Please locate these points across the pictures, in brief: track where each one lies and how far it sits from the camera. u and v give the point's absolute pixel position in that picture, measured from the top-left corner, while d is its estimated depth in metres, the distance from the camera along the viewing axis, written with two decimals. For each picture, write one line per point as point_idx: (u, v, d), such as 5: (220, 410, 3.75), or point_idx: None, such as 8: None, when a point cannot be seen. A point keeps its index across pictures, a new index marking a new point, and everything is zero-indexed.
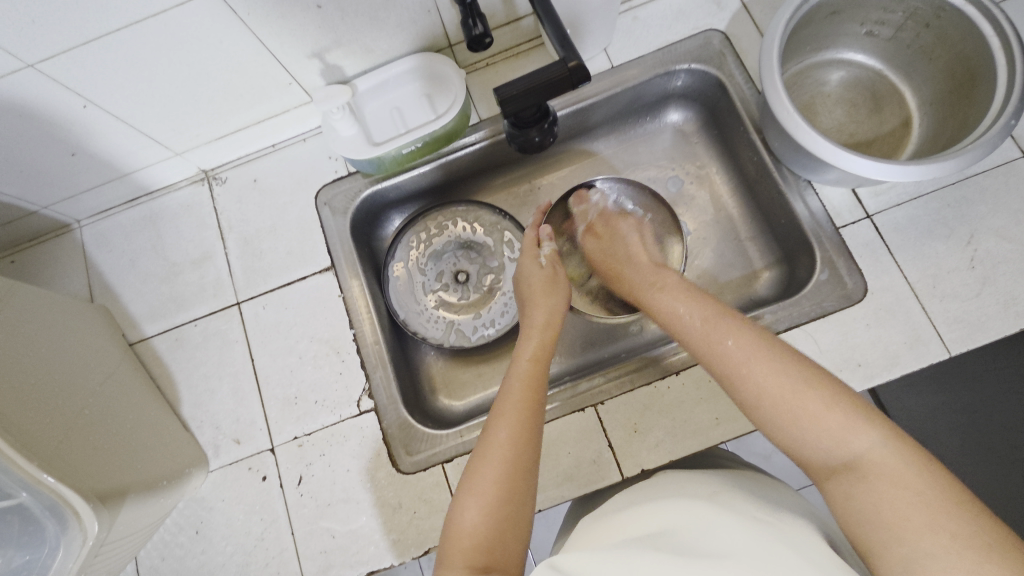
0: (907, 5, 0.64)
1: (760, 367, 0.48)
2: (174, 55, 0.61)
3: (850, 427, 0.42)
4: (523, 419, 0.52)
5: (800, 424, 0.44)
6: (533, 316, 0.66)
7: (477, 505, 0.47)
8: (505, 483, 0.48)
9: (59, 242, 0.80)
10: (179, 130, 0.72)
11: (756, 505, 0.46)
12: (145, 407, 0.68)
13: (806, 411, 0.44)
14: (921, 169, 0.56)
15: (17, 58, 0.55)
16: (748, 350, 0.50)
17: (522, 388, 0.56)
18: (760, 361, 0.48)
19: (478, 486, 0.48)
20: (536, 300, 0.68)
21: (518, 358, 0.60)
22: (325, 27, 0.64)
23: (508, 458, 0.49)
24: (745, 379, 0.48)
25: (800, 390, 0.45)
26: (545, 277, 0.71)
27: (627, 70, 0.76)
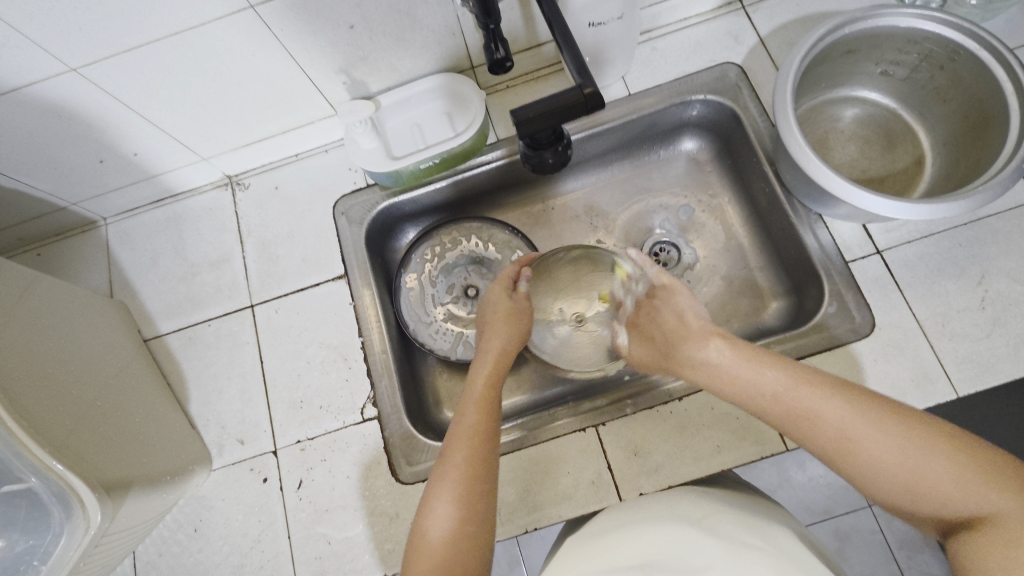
0: (922, 47, 0.65)
1: (827, 412, 0.47)
2: (209, 67, 0.64)
3: (932, 458, 0.42)
4: (479, 442, 0.53)
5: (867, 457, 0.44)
6: (488, 341, 0.66)
7: (445, 517, 0.48)
8: (465, 495, 0.49)
9: (84, 238, 0.83)
10: (207, 136, 0.75)
11: (752, 532, 0.45)
12: (155, 403, 0.69)
13: (888, 457, 0.43)
14: (931, 208, 0.56)
15: (62, 62, 0.58)
16: (821, 403, 0.47)
17: (478, 413, 0.56)
18: (839, 410, 0.46)
19: (442, 497, 0.49)
20: (497, 331, 0.67)
21: (474, 379, 0.61)
22: (353, 45, 0.67)
23: (467, 473, 0.50)
24: (832, 448, 0.46)
25: (881, 435, 0.44)
26: (510, 306, 0.69)
27: (643, 98, 0.78)
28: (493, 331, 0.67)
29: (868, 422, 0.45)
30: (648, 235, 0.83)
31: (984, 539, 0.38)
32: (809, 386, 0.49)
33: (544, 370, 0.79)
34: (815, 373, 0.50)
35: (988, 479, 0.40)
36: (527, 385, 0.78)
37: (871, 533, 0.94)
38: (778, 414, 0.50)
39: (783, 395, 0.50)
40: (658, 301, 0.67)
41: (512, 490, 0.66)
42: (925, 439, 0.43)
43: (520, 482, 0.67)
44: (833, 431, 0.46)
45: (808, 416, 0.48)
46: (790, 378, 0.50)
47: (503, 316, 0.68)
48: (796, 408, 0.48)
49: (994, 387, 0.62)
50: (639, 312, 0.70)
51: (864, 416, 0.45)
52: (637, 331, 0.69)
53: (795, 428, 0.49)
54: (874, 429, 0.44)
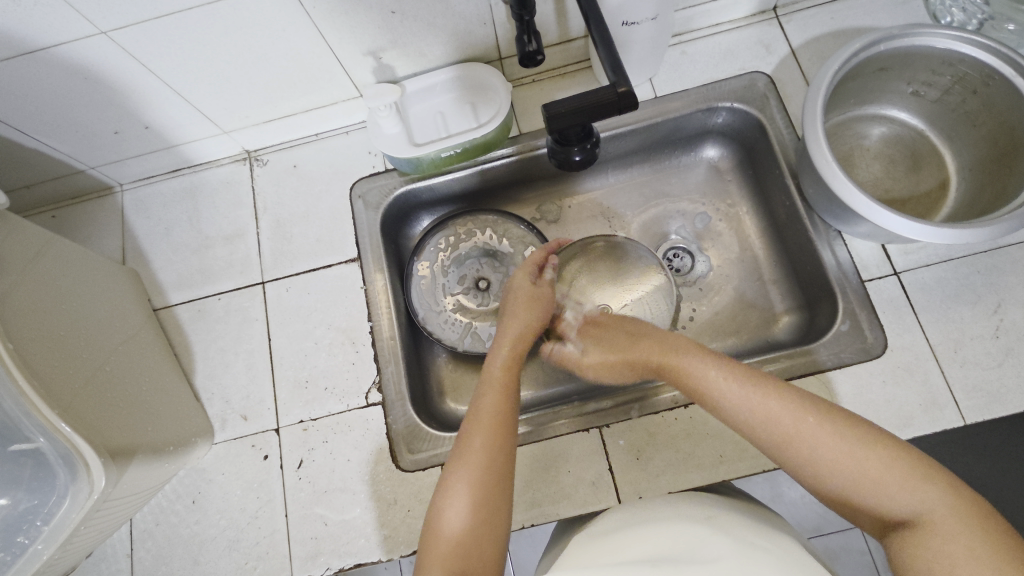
0: (956, 69, 0.65)
1: (775, 411, 0.49)
2: (239, 40, 0.64)
3: (860, 455, 0.44)
4: (499, 427, 0.53)
5: (805, 452, 0.46)
6: (506, 328, 0.66)
7: (460, 507, 0.48)
8: (487, 480, 0.49)
9: (99, 203, 0.83)
10: (231, 109, 0.75)
11: (761, 535, 0.45)
12: (161, 372, 0.69)
13: (834, 459, 0.45)
14: (955, 233, 0.56)
15: (93, 24, 0.57)
16: (777, 412, 0.48)
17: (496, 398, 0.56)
18: (798, 420, 0.47)
19: (457, 487, 0.49)
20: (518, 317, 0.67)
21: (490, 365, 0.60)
22: (383, 27, 0.66)
23: (486, 457, 0.50)
24: (790, 453, 0.47)
25: (818, 436, 0.46)
26: (531, 292, 0.69)
27: (669, 102, 0.77)
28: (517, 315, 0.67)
29: (822, 432, 0.46)
30: (663, 240, 0.83)
31: (910, 538, 0.41)
32: (770, 392, 0.50)
33: (550, 368, 0.79)
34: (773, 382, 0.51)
35: (919, 480, 0.42)
36: (531, 381, 0.78)
37: (861, 553, 0.94)
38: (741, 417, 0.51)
39: (747, 400, 0.50)
40: (622, 316, 0.71)
41: (512, 485, 0.66)
42: (858, 437, 0.45)
43: (520, 477, 0.67)
44: (792, 437, 0.47)
45: (772, 420, 0.48)
46: (750, 385, 0.51)
47: (529, 298, 0.69)
48: (753, 411, 0.50)
49: (1002, 417, 0.62)
50: (598, 321, 0.72)
51: (822, 426, 0.46)
52: (595, 337, 0.70)
53: (755, 432, 0.50)
54: (812, 427, 0.46)
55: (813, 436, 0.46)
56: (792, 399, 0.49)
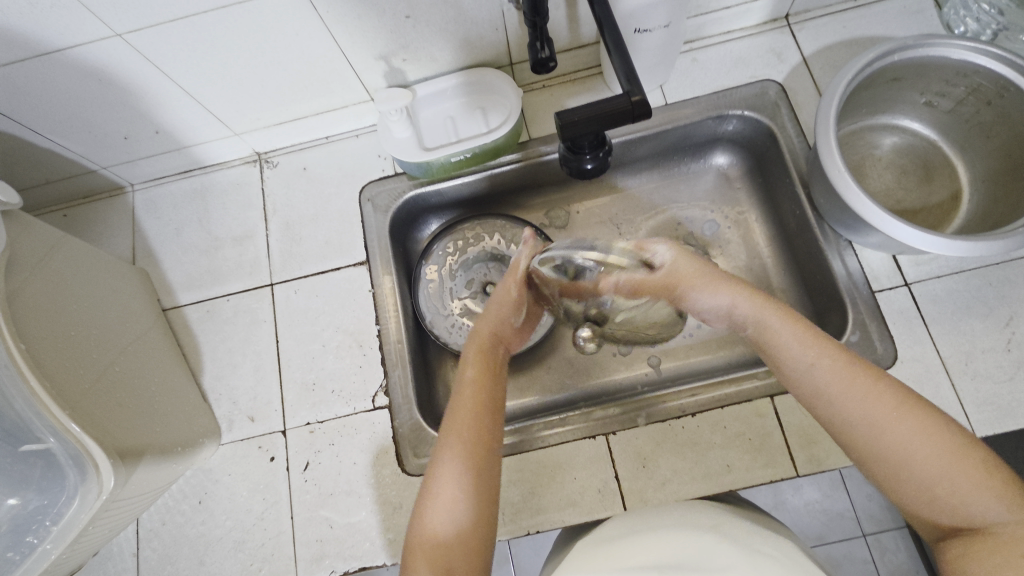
0: (971, 80, 0.64)
1: (856, 388, 0.44)
2: (253, 44, 0.64)
3: (941, 454, 0.40)
4: (479, 424, 0.51)
5: (883, 434, 0.42)
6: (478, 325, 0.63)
7: (447, 506, 0.46)
8: (471, 476, 0.48)
9: (110, 202, 0.83)
10: (242, 112, 0.75)
11: (769, 542, 0.45)
12: (170, 373, 0.70)
13: (917, 449, 0.41)
14: (968, 245, 0.56)
15: (108, 27, 0.58)
16: (840, 381, 0.45)
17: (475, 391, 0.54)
18: (862, 390, 0.44)
19: (441, 485, 0.47)
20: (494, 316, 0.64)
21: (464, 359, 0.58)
22: (396, 32, 0.66)
23: (469, 452, 0.49)
24: (847, 422, 0.44)
25: (896, 422, 0.42)
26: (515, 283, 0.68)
27: (680, 108, 0.77)
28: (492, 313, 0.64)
29: (884, 408, 0.43)
30: None
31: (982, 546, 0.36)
32: (830, 356, 0.46)
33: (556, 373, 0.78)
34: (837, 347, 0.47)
35: (995, 484, 0.38)
36: (538, 387, 0.78)
37: (866, 564, 0.93)
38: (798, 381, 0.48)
39: (807, 360, 0.47)
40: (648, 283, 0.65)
41: (517, 490, 0.66)
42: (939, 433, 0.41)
43: (525, 483, 0.67)
44: (853, 409, 0.44)
45: (829, 386, 0.45)
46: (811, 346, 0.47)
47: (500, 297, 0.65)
48: (829, 379, 0.45)
49: (1013, 431, 0.62)
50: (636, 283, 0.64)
51: (885, 401, 0.43)
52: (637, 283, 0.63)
53: (815, 398, 0.46)
54: (894, 412, 0.42)
55: (895, 421, 0.42)
56: (854, 367, 0.45)
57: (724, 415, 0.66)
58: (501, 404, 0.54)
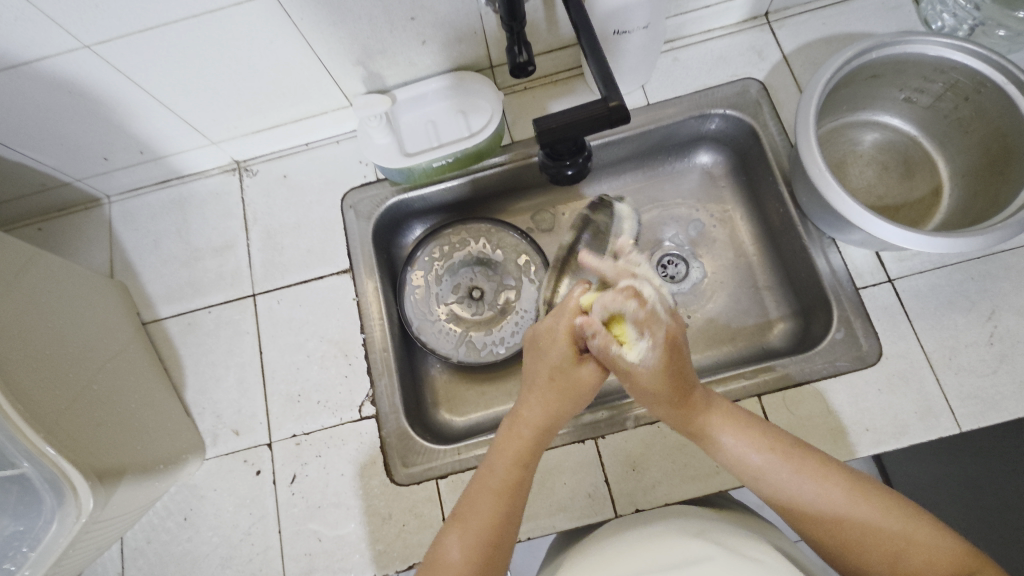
0: (948, 76, 0.65)
1: (770, 468, 0.48)
2: (226, 52, 0.63)
3: (856, 506, 0.45)
4: (518, 477, 0.50)
5: (811, 508, 0.46)
6: (524, 399, 0.54)
7: (464, 535, 0.47)
8: (498, 514, 0.48)
9: (86, 215, 0.81)
10: (219, 121, 0.74)
11: (754, 545, 0.47)
12: (152, 388, 0.69)
13: (831, 503, 0.46)
14: (948, 242, 0.56)
15: (75, 38, 0.57)
16: (772, 462, 0.49)
17: (524, 443, 0.51)
18: (791, 466, 0.48)
19: (468, 519, 0.48)
20: (602, 359, 0.53)
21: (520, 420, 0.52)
22: (373, 38, 0.65)
23: (505, 495, 0.49)
24: (773, 490, 0.48)
25: (818, 489, 0.47)
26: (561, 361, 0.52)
27: (662, 108, 0.77)
28: (550, 360, 0.52)
29: (812, 475, 0.47)
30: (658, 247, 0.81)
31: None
32: (765, 445, 0.49)
33: None
34: (761, 426, 0.51)
35: (907, 512, 0.44)
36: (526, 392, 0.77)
37: None
38: (758, 481, 0.49)
39: (736, 450, 0.50)
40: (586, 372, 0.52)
41: None
42: (851, 490, 0.46)
43: None
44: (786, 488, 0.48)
45: (754, 469, 0.49)
46: (736, 433, 0.51)
47: (561, 363, 0.52)
48: (752, 458, 0.49)
49: (997, 424, 0.62)
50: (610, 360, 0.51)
51: (811, 466, 0.48)
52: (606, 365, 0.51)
53: (765, 486, 0.49)
54: (807, 479, 0.47)
55: (812, 487, 0.47)
56: (789, 449, 0.49)
57: None
58: (555, 433, 0.54)
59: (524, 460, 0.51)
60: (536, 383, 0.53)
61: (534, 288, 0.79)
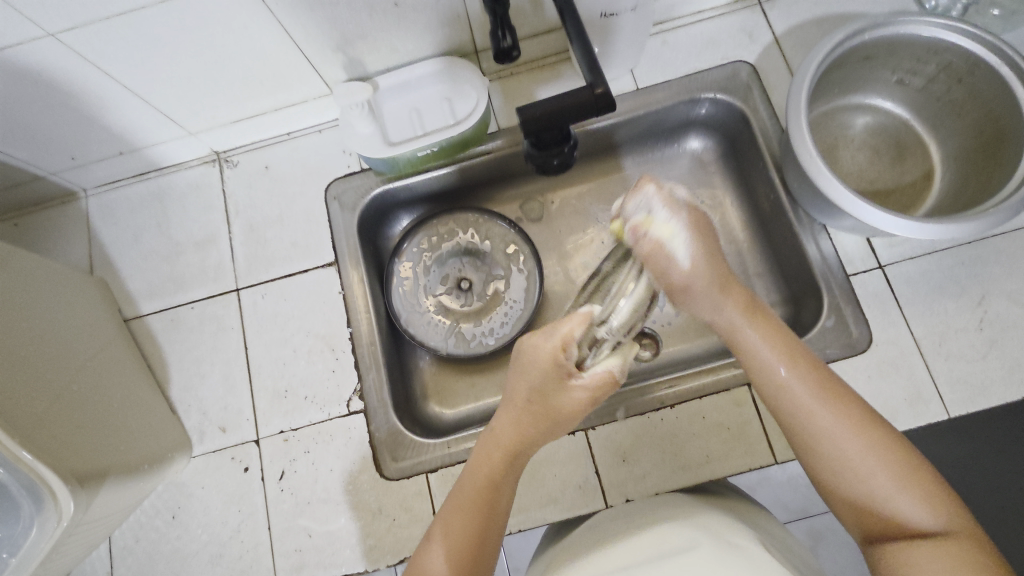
0: (942, 58, 0.63)
1: (799, 387, 0.48)
2: (199, 39, 0.61)
3: (868, 449, 0.44)
4: (495, 484, 0.50)
5: (822, 434, 0.46)
6: (498, 419, 0.54)
7: (442, 548, 0.47)
8: (478, 523, 0.48)
9: (63, 209, 0.79)
10: (196, 111, 0.71)
11: (739, 531, 0.47)
12: (135, 386, 0.68)
13: (840, 440, 0.45)
14: (939, 227, 0.55)
15: (39, 27, 0.54)
16: (803, 386, 0.48)
17: (497, 459, 0.51)
18: (843, 422, 0.45)
19: (445, 530, 0.48)
20: (592, 385, 0.52)
21: (496, 437, 0.52)
22: (352, 23, 0.63)
23: (481, 505, 0.49)
24: (794, 411, 0.48)
25: (842, 424, 0.45)
26: (541, 379, 0.52)
27: (651, 93, 0.75)
28: (532, 383, 0.52)
29: (857, 439, 0.44)
30: None
31: (916, 550, 0.40)
32: (803, 370, 0.48)
33: None
34: (831, 377, 0.49)
35: (941, 505, 0.41)
36: None
37: None
38: (777, 393, 0.49)
39: (792, 389, 0.48)
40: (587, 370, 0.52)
41: None
42: (871, 430, 0.45)
43: None
44: (830, 441, 0.45)
45: (804, 407, 0.47)
46: (794, 369, 0.49)
47: (542, 385, 0.52)
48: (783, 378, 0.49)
49: (984, 409, 0.62)
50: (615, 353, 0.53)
51: (851, 415, 0.45)
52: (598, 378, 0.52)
53: (787, 414, 0.48)
54: (828, 410, 0.46)
55: (831, 418, 0.46)
56: (823, 381, 0.48)
57: (702, 405, 0.66)
58: (529, 455, 0.53)
59: (495, 480, 0.51)
60: (513, 403, 0.53)
61: (522, 278, 0.78)
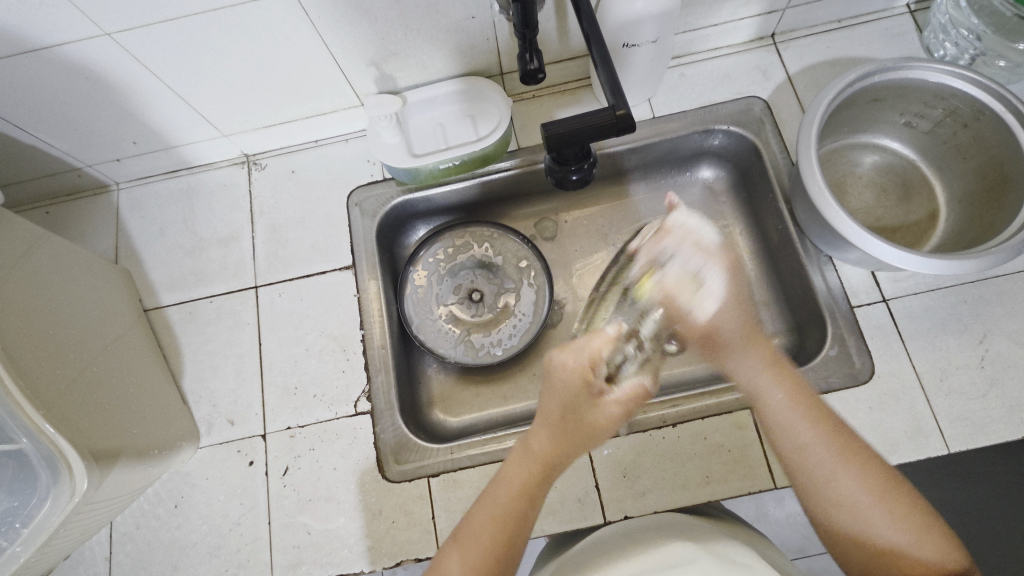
0: (948, 103, 0.66)
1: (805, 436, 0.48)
2: (243, 47, 0.64)
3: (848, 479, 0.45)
4: (528, 495, 0.50)
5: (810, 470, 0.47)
6: (532, 435, 0.53)
7: (465, 551, 0.47)
8: (501, 536, 0.48)
9: (95, 201, 0.82)
10: (231, 114, 0.75)
11: (743, 551, 0.47)
12: (150, 374, 0.69)
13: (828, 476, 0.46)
14: (942, 263, 0.57)
15: (97, 26, 0.58)
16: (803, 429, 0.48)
17: (532, 474, 0.51)
18: (847, 467, 0.45)
19: (469, 535, 0.48)
20: (624, 397, 0.56)
21: (531, 454, 0.51)
22: (387, 39, 0.67)
23: (507, 519, 0.49)
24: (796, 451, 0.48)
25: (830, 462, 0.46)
26: (568, 395, 0.53)
27: (667, 122, 0.78)
28: (564, 398, 0.53)
29: (862, 482, 0.45)
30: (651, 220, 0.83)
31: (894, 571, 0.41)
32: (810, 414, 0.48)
33: (539, 379, 0.77)
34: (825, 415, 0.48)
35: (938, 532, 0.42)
36: (521, 394, 0.77)
37: None
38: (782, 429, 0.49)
39: (818, 455, 0.46)
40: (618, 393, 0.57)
41: None
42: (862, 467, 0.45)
43: None
44: (842, 500, 0.45)
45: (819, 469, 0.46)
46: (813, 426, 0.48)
47: (575, 399, 0.53)
48: (791, 422, 0.49)
49: (985, 446, 0.63)
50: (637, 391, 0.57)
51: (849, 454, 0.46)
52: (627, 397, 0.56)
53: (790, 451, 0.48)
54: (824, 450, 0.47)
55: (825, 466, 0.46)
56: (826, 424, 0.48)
57: (703, 426, 0.66)
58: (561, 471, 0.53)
59: (530, 493, 0.50)
60: (545, 418, 0.53)
61: (533, 292, 0.80)
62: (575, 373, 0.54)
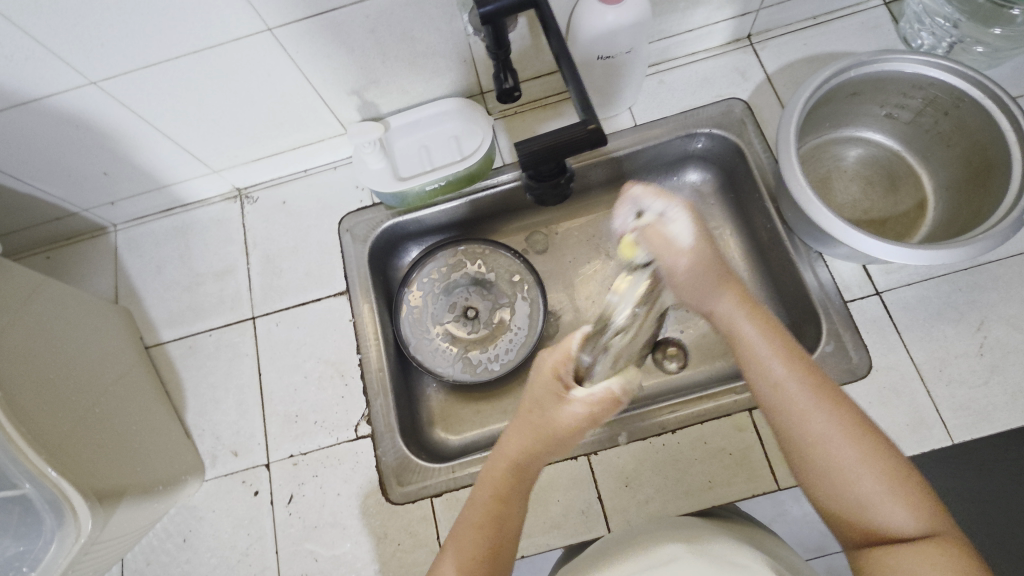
0: (926, 92, 0.66)
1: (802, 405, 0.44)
2: (227, 86, 0.66)
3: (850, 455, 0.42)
4: (505, 498, 0.50)
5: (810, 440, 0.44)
6: (504, 438, 0.53)
7: (453, 561, 0.47)
8: (486, 542, 0.47)
9: (93, 243, 0.84)
10: (220, 150, 0.76)
11: (743, 552, 0.47)
12: (152, 410, 0.70)
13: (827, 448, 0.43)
14: (930, 254, 0.57)
15: (83, 76, 0.60)
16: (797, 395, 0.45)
17: (506, 475, 0.51)
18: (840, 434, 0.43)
19: (455, 546, 0.48)
20: (592, 400, 0.50)
21: (505, 453, 0.51)
22: (366, 68, 0.68)
23: (490, 525, 0.48)
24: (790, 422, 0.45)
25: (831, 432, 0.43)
26: (535, 395, 0.52)
27: (649, 129, 0.79)
28: (535, 395, 0.52)
29: (862, 454, 0.42)
30: None
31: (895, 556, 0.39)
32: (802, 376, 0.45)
33: None
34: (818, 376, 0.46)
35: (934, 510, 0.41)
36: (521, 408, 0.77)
37: None
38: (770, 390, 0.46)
39: (815, 430, 0.43)
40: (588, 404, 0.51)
41: None
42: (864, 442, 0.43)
43: None
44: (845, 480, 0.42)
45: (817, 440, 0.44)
46: (797, 378, 0.45)
47: (542, 397, 0.51)
48: (782, 386, 0.46)
49: (990, 435, 0.62)
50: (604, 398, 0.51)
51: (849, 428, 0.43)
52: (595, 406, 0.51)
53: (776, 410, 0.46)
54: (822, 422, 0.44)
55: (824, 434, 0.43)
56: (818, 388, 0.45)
57: (703, 430, 0.66)
58: (536, 473, 0.52)
59: (504, 496, 0.50)
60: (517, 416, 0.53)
61: (527, 306, 0.81)
62: (545, 371, 0.51)
